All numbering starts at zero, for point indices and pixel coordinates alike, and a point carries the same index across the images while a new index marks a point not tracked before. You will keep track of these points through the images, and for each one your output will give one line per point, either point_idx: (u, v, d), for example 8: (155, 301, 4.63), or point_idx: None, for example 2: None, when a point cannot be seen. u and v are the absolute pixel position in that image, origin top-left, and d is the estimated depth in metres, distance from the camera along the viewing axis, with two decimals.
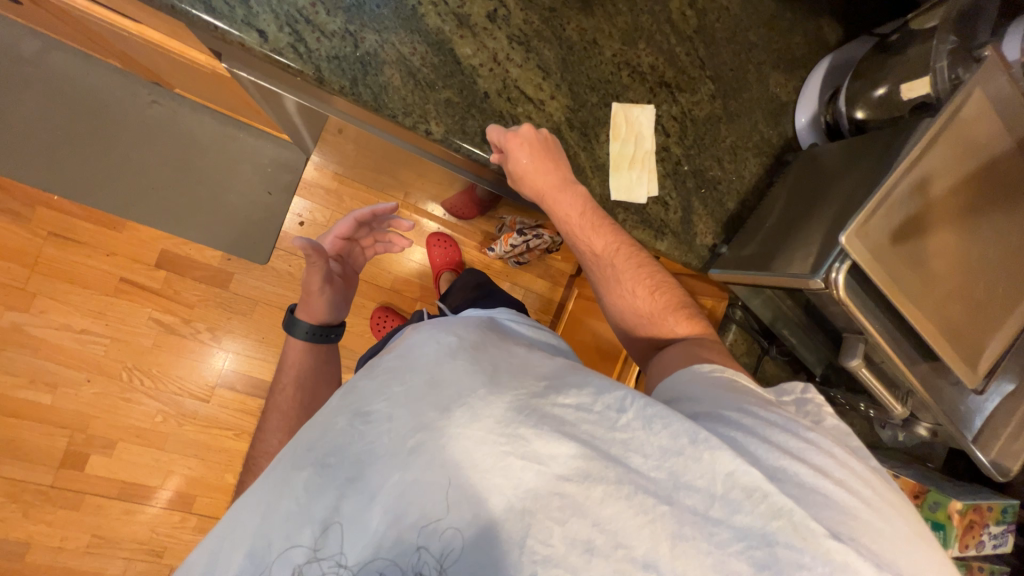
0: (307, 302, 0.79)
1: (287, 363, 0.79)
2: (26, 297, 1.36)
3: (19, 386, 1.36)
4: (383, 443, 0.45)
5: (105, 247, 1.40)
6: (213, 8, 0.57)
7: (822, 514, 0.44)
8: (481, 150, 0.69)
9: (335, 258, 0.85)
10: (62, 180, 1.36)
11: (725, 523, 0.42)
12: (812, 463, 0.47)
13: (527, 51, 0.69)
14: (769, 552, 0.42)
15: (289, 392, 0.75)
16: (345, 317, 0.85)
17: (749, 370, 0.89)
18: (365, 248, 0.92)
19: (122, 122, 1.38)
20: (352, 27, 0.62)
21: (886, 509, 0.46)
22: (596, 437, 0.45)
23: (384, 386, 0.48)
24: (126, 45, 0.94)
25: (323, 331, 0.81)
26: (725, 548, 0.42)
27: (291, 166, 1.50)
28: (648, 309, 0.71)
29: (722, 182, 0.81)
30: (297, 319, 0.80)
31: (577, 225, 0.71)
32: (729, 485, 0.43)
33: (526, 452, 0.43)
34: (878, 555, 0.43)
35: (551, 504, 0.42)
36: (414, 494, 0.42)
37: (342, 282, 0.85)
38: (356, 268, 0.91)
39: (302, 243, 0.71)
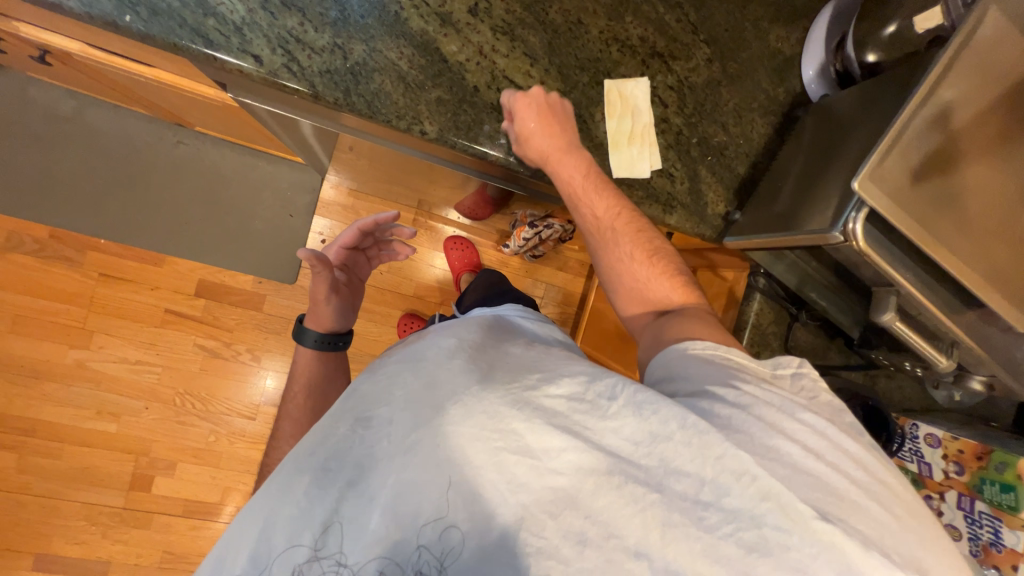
0: (315, 311, 0.81)
1: (299, 372, 0.82)
2: (86, 335, 1.47)
3: (87, 418, 1.47)
4: (382, 447, 0.46)
5: (149, 282, 1.50)
6: (211, 41, 0.61)
7: (811, 495, 0.42)
8: (476, 144, 0.69)
9: (340, 269, 0.87)
10: (107, 225, 1.47)
11: (715, 506, 0.41)
12: (800, 443, 0.46)
13: (511, 40, 0.69)
14: (758, 534, 0.40)
15: (300, 401, 0.77)
16: (352, 324, 0.86)
17: (779, 338, 0.85)
18: (370, 258, 0.92)
19: (154, 165, 1.48)
20: (339, 41, 0.64)
21: (877, 488, 0.45)
22: (588, 427, 0.44)
23: (385, 391, 0.50)
24: (148, 90, 1.01)
25: (331, 339, 0.83)
26: (715, 531, 0.41)
27: (308, 187, 1.56)
28: (649, 279, 0.68)
29: (730, 147, 0.78)
30: (306, 328, 0.82)
31: (580, 188, 0.67)
32: (719, 468, 0.42)
33: (519, 447, 0.43)
34: (875, 542, 0.41)
35: (539, 494, 0.42)
36: (409, 492, 0.43)
37: (348, 291, 0.86)
38: (361, 277, 0.92)
39: (306, 254, 0.71)
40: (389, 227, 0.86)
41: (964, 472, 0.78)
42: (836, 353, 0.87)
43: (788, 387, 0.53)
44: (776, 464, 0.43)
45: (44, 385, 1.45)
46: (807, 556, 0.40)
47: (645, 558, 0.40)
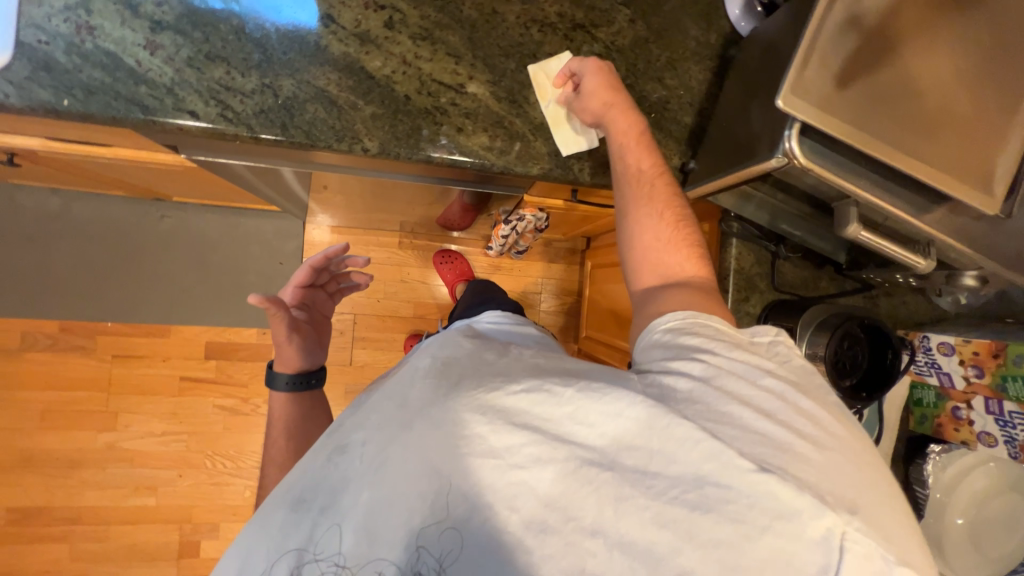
0: (279, 353, 0.79)
1: (275, 417, 0.77)
2: (111, 417, 1.52)
3: (127, 496, 1.52)
4: (355, 470, 0.46)
5: (159, 354, 1.55)
6: (147, 107, 0.64)
7: (757, 450, 0.44)
8: (418, 150, 0.70)
9: (297, 307, 0.84)
10: (111, 308, 1.52)
11: (661, 475, 0.44)
12: (747, 400, 0.48)
13: (432, 44, 0.71)
14: (700, 493, 0.43)
15: (281, 443, 0.73)
16: (323, 361, 0.83)
17: (766, 278, 0.83)
18: (332, 294, 0.90)
19: (144, 242, 1.54)
20: (267, 80, 0.66)
21: (825, 439, 0.46)
22: (547, 419, 0.46)
23: (362, 416, 0.50)
24: (117, 171, 1.05)
25: (302, 378, 0.79)
26: (662, 498, 0.43)
27: (292, 233, 1.61)
28: (667, 238, 0.66)
29: (671, 100, 0.78)
30: (274, 373, 0.79)
31: (628, 144, 0.68)
32: (664, 438, 0.44)
33: (481, 449, 0.44)
34: (815, 488, 0.43)
35: (501, 493, 0.44)
36: (379, 511, 0.44)
37: (311, 328, 0.83)
38: (326, 314, 0.89)
39: (254, 297, 0.70)
40: (343, 258, 0.85)
41: (983, 375, 0.74)
42: (828, 282, 0.85)
43: (762, 352, 0.54)
44: (720, 422, 0.46)
45: (80, 472, 1.50)
46: (745, 508, 0.42)
47: (601, 535, 0.42)
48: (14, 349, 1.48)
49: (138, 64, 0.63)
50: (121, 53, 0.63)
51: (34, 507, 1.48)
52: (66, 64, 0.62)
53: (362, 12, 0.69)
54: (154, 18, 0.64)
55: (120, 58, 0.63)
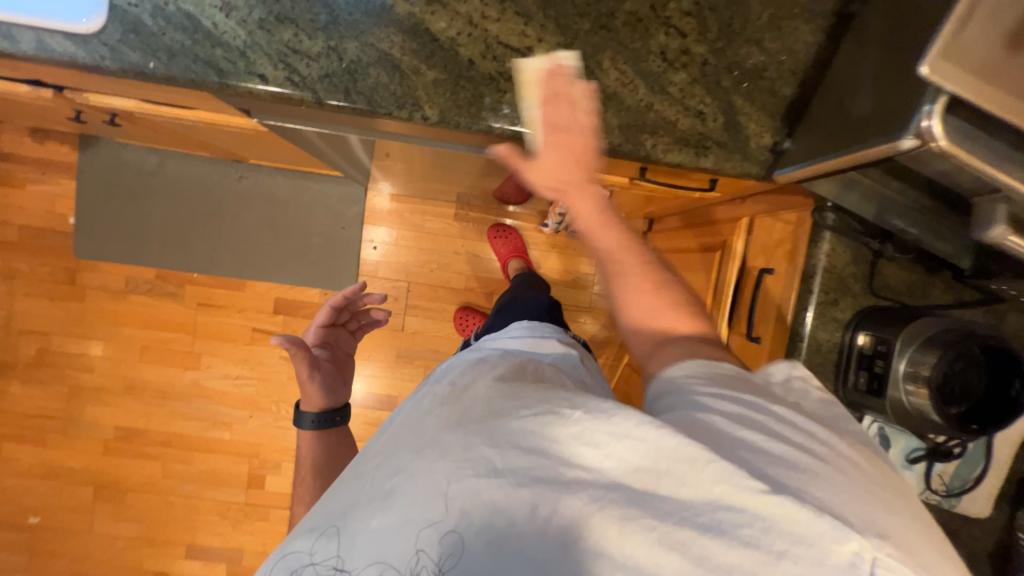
0: (305, 393, 0.81)
1: (303, 458, 0.78)
2: (195, 357, 1.70)
3: (207, 428, 1.70)
4: (370, 492, 0.46)
5: (236, 305, 1.69)
6: (222, 70, 0.65)
7: (770, 475, 0.43)
8: (479, 121, 0.66)
9: (319, 346, 0.88)
10: (196, 260, 1.67)
11: (668, 498, 0.42)
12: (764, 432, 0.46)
13: (501, 2, 0.66)
14: (711, 517, 0.41)
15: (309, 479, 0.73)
16: (347, 397, 0.85)
17: (862, 280, 0.72)
18: (354, 333, 0.94)
19: (224, 201, 1.65)
20: (332, 43, 0.65)
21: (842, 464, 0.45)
22: (543, 438, 0.45)
23: (381, 446, 0.50)
24: (201, 133, 1.12)
25: (328, 416, 0.81)
26: (674, 520, 0.41)
27: (354, 199, 1.66)
28: (655, 297, 0.59)
29: (769, 67, 0.68)
30: (301, 413, 0.81)
31: (590, 218, 0.61)
32: (670, 459, 0.42)
33: (482, 466, 0.44)
34: (836, 514, 0.41)
35: (513, 513, 0.43)
36: (389, 533, 0.44)
37: (334, 366, 0.87)
38: (349, 352, 0.92)
39: (279, 339, 0.74)
40: (361, 296, 0.92)
41: None
42: (941, 289, 0.72)
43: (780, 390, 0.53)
44: (733, 450, 0.44)
45: (170, 403, 1.70)
46: (761, 532, 0.40)
47: (606, 558, 0.41)
48: (120, 290, 1.68)
49: (214, 26, 0.64)
50: (200, 15, 0.64)
51: (135, 427, 1.70)
52: (152, 26, 0.64)
53: None
54: None
55: (199, 20, 0.64)
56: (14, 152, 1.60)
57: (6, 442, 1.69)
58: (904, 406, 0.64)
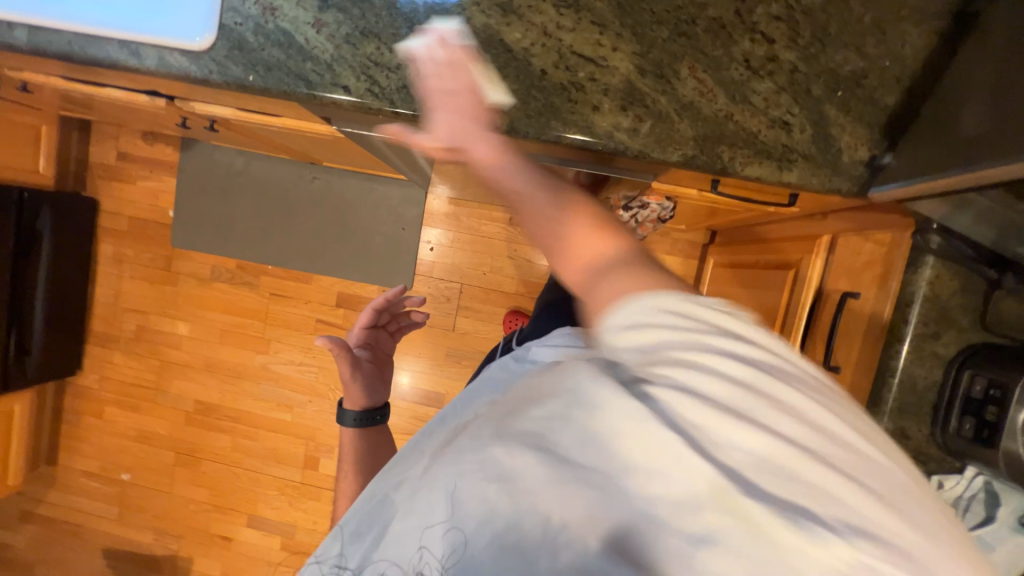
0: (347, 393, 0.86)
1: (345, 454, 0.82)
2: (265, 343, 1.84)
3: (271, 409, 1.84)
4: (389, 489, 0.53)
5: (303, 297, 1.82)
6: (310, 82, 0.69)
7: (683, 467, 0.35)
8: (548, 131, 0.66)
9: (362, 347, 0.91)
10: (271, 253, 1.81)
11: (564, 490, 0.37)
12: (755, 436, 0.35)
13: (577, 11, 0.65)
14: (603, 516, 0.36)
15: (348, 478, 0.78)
16: (386, 397, 0.89)
17: (973, 314, 0.64)
18: (393, 332, 0.98)
19: (298, 199, 1.78)
20: (411, 55, 0.68)
21: (866, 466, 0.36)
22: (473, 435, 0.44)
23: (414, 451, 0.57)
24: (285, 138, 1.21)
25: (368, 415, 0.85)
26: (638, 533, 0.35)
27: (415, 201, 1.72)
28: (597, 253, 0.46)
29: (869, 74, 0.62)
30: (343, 411, 0.86)
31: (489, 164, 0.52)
32: (572, 445, 0.38)
33: (433, 470, 0.45)
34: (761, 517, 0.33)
35: (443, 514, 0.42)
36: (383, 529, 0.49)
37: (374, 366, 0.91)
38: (388, 352, 0.96)
39: (322, 342, 0.78)
40: (403, 300, 0.94)
41: None
42: None
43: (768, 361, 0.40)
44: (691, 440, 0.36)
45: (242, 383, 1.86)
46: (662, 526, 0.34)
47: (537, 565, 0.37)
48: (206, 277, 1.86)
49: (306, 42, 0.69)
50: (294, 31, 0.69)
51: (210, 403, 1.87)
52: (253, 42, 0.70)
53: None
54: None
55: (294, 36, 0.69)
56: (130, 152, 1.83)
57: (107, 406, 1.92)
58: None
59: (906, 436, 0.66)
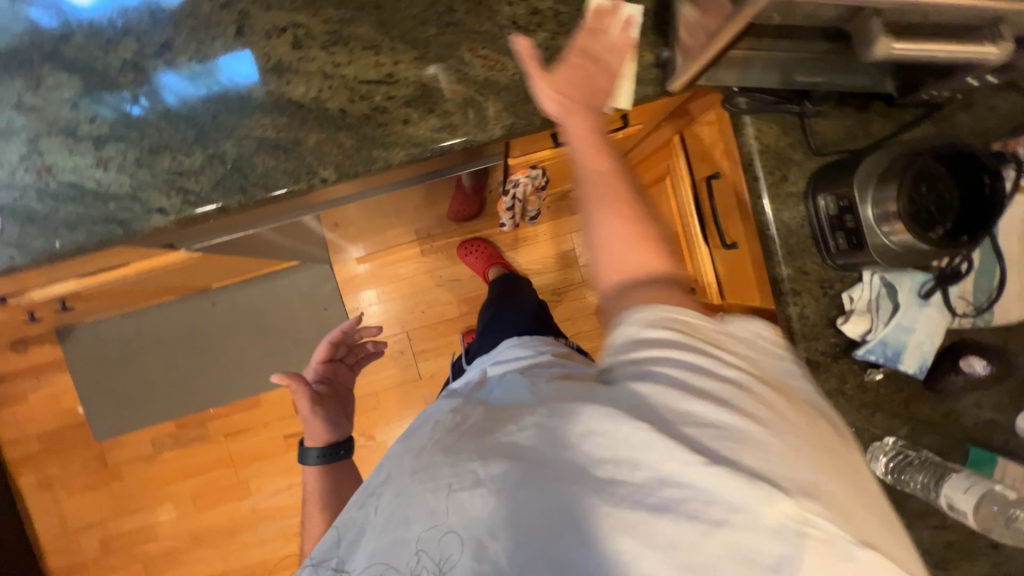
0: (308, 429, 0.84)
1: (309, 493, 0.78)
2: (244, 485, 1.71)
3: (284, 546, 1.72)
4: (386, 498, 0.51)
5: (261, 422, 1.71)
6: (122, 220, 0.66)
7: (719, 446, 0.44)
8: (375, 161, 0.66)
9: (320, 382, 0.90)
10: (207, 396, 1.69)
11: (622, 482, 0.44)
12: (728, 401, 0.45)
13: (346, 45, 0.66)
14: (659, 495, 0.43)
15: (317, 517, 0.73)
16: (349, 430, 0.87)
17: (801, 146, 0.70)
18: (354, 365, 0.97)
19: (209, 331, 1.68)
20: (210, 151, 0.66)
21: (829, 440, 0.47)
22: (523, 449, 0.47)
23: (399, 452, 0.55)
24: (153, 282, 1.14)
25: (331, 450, 0.82)
26: (672, 515, 0.42)
27: (325, 277, 1.67)
28: (632, 234, 0.55)
29: None
30: (306, 448, 0.83)
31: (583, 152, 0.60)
32: (627, 445, 0.44)
33: (471, 484, 0.47)
34: (765, 472, 0.43)
35: (495, 526, 0.46)
36: (394, 541, 0.48)
37: (334, 401, 0.88)
38: (350, 384, 0.95)
39: (273, 377, 0.79)
40: (357, 329, 0.94)
41: None
42: (879, 122, 0.70)
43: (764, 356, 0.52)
44: (710, 440, 0.44)
45: (239, 536, 1.72)
46: (699, 503, 0.42)
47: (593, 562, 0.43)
48: (152, 453, 1.71)
49: (99, 184, 0.65)
50: (81, 179, 0.65)
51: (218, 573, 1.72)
52: (43, 208, 0.65)
53: (268, 42, 0.65)
54: (94, 135, 0.65)
55: (83, 184, 0.65)
56: (7, 370, 1.65)
57: None
58: (891, 248, 0.62)
59: (806, 272, 0.71)
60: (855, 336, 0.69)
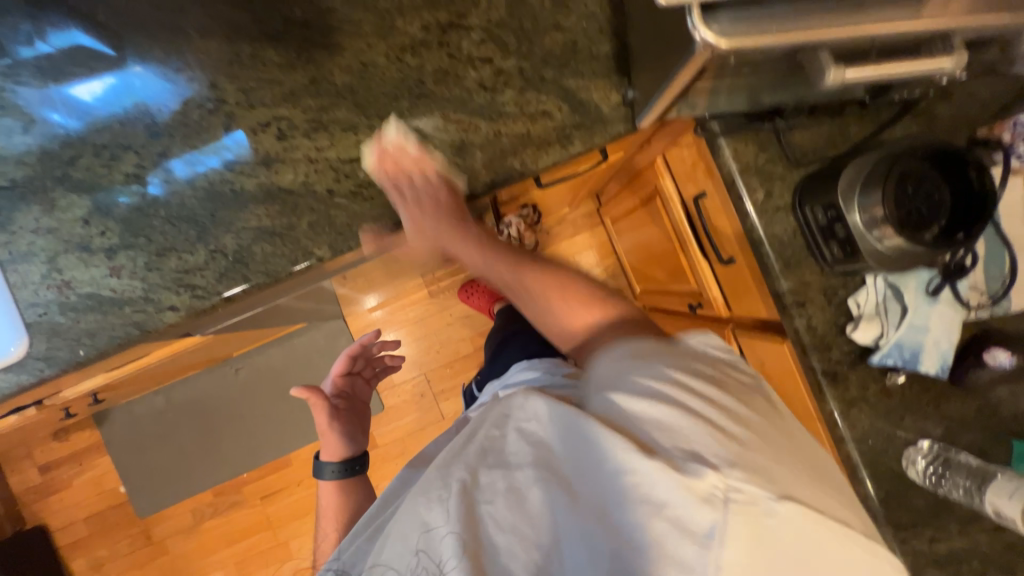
0: (325, 442, 0.89)
1: (325, 506, 0.82)
2: (285, 546, 1.73)
3: None
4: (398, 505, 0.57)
5: (294, 480, 1.73)
6: (139, 322, 0.69)
7: (684, 439, 0.49)
8: (366, 234, 0.69)
9: (338, 395, 0.96)
10: (240, 461, 1.73)
11: (600, 478, 0.49)
12: (673, 396, 0.53)
13: (326, 129, 0.69)
14: (634, 488, 0.47)
15: (329, 534, 0.76)
16: (364, 444, 0.91)
17: (781, 160, 0.70)
18: (367, 380, 1.04)
19: (235, 397, 1.72)
20: (212, 246, 0.69)
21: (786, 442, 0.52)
22: (519, 455, 0.54)
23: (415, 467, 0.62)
24: (176, 362, 1.18)
25: (347, 464, 0.87)
26: (644, 506, 0.46)
27: (339, 330, 1.70)
28: (574, 304, 0.79)
29: (577, 38, 0.69)
30: (322, 462, 0.87)
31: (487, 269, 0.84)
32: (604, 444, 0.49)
33: (470, 488, 0.53)
34: (723, 457, 0.47)
35: (488, 525, 0.50)
36: (402, 543, 0.53)
37: (350, 415, 0.94)
38: (363, 399, 1.01)
39: (296, 389, 0.85)
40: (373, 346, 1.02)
41: None
42: (857, 123, 0.70)
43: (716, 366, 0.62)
44: (672, 431, 0.50)
45: None
46: (669, 496, 0.45)
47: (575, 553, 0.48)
48: (193, 524, 1.74)
49: (114, 291, 0.69)
50: (98, 289, 0.69)
51: None
52: (66, 321, 0.69)
53: (254, 138, 0.69)
54: (105, 247, 0.69)
55: (100, 294, 0.69)
56: (50, 459, 1.71)
57: None
58: (888, 254, 0.61)
59: (807, 283, 0.70)
60: (867, 343, 0.68)
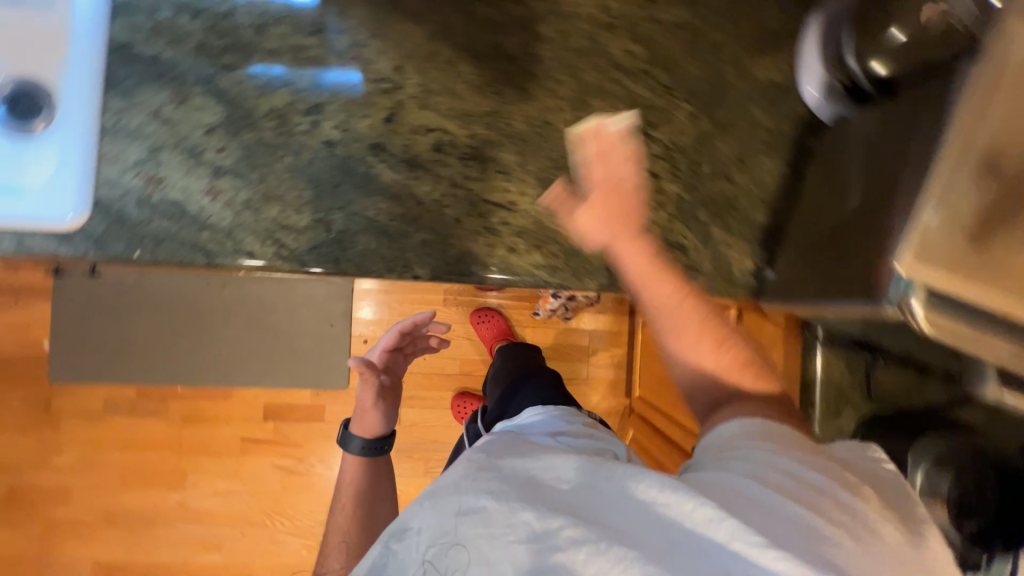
0: (363, 418, 0.88)
1: (347, 483, 0.84)
2: (181, 476, 1.62)
3: (199, 552, 1.62)
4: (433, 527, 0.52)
5: (223, 416, 1.63)
6: (209, 250, 0.65)
7: (796, 539, 0.46)
8: (471, 274, 0.67)
9: (384, 370, 0.93)
10: (180, 373, 1.61)
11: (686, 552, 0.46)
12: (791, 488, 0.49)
13: (483, 162, 0.68)
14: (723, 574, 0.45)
15: (347, 511, 0.79)
16: (396, 425, 0.92)
17: None
18: (409, 355, 0.99)
19: (208, 310, 1.62)
20: (319, 215, 0.66)
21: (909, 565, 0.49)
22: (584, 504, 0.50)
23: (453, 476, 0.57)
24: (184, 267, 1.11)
25: (376, 444, 0.88)
26: None
27: (342, 295, 1.64)
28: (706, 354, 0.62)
29: (740, 198, 0.71)
30: (351, 435, 0.88)
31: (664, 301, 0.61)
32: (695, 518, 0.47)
33: (527, 528, 0.48)
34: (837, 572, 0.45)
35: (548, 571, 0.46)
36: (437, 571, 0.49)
37: (391, 394, 0.92)
38: (401, 375, 0.97)
39: (354, 366, 0.82)
40: (426, 325, 0.93)
41: None
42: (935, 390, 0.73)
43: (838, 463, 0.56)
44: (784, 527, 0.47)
45: (155, 529, 1.62)
46: None
47: None
48: (99, 413, 1.60)
49: (201, 210, 0.65)
50: (185, 200, 0.65)
51: (118, 561, 1.61)
52: (137, 215, 0.64)
53: (412, 137, 0.67)
54: (215, 164, 0.65)
55: (185, 206, 0.65)
56: None
57: None
58: None
59: None
60: None
